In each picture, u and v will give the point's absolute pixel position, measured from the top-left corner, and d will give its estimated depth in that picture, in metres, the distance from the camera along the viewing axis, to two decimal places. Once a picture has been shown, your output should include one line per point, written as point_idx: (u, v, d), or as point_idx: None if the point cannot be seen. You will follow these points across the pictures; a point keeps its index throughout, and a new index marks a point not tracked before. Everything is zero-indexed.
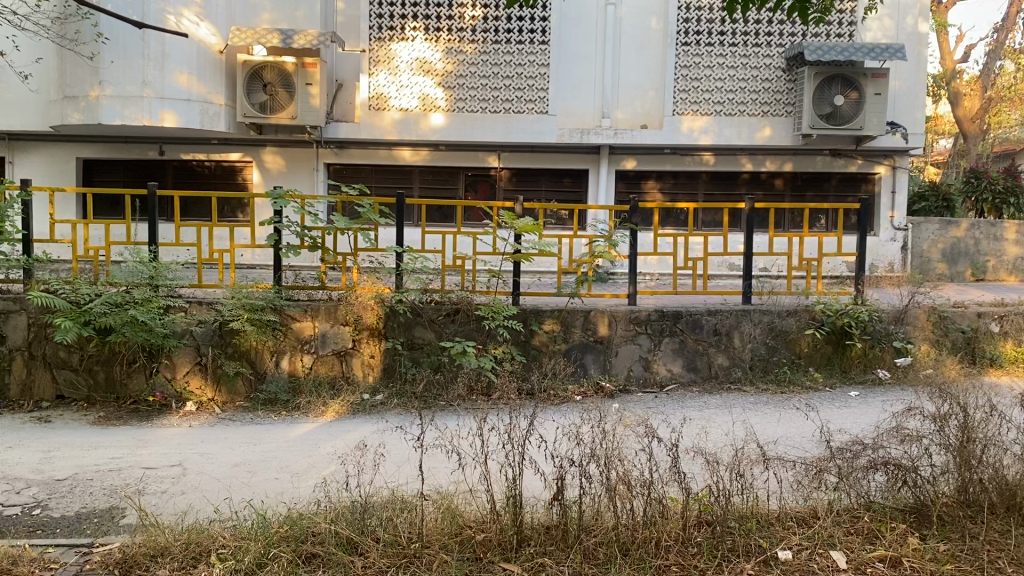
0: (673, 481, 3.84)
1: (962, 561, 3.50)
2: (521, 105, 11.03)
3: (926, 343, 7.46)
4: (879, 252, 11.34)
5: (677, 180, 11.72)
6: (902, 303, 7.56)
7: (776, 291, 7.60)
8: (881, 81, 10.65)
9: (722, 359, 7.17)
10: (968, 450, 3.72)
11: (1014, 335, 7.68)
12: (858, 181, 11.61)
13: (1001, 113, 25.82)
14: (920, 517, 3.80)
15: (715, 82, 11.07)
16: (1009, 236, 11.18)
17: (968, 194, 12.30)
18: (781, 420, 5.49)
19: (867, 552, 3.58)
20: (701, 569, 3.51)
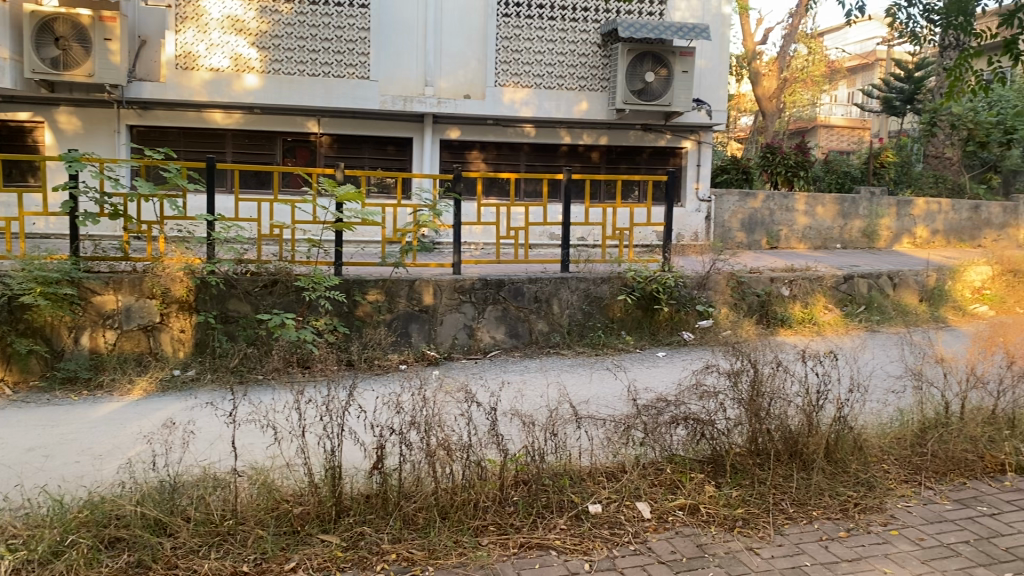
0: (491, 444, 3.93)
1: (751, 504, 3.82)
2: (341, 69, 10.76)
3: (725, 307, 8.02)
4: (685, 221, 12.04)
5: (500, 151, 11.81)
6: (704, 270, 8.08)
7: (591, 259, 7.89)
8: (687, 60, 11.27)
9: (541, 325, 7.40)
10: (757, 403, 4.06)
11: (801, 297, 8.40)
12: (667, 155, 12.21)
13: (795, 93, 28.00)
14: (716, 466, 4.11)
15: (534, 54, 11.29)
16: (799, 207, 12.11)
17: (765, 168, 13.26)
18: (592, 381, 5.75)
19: (669, 502, 3.83)
20: (517, 527, 3.63)
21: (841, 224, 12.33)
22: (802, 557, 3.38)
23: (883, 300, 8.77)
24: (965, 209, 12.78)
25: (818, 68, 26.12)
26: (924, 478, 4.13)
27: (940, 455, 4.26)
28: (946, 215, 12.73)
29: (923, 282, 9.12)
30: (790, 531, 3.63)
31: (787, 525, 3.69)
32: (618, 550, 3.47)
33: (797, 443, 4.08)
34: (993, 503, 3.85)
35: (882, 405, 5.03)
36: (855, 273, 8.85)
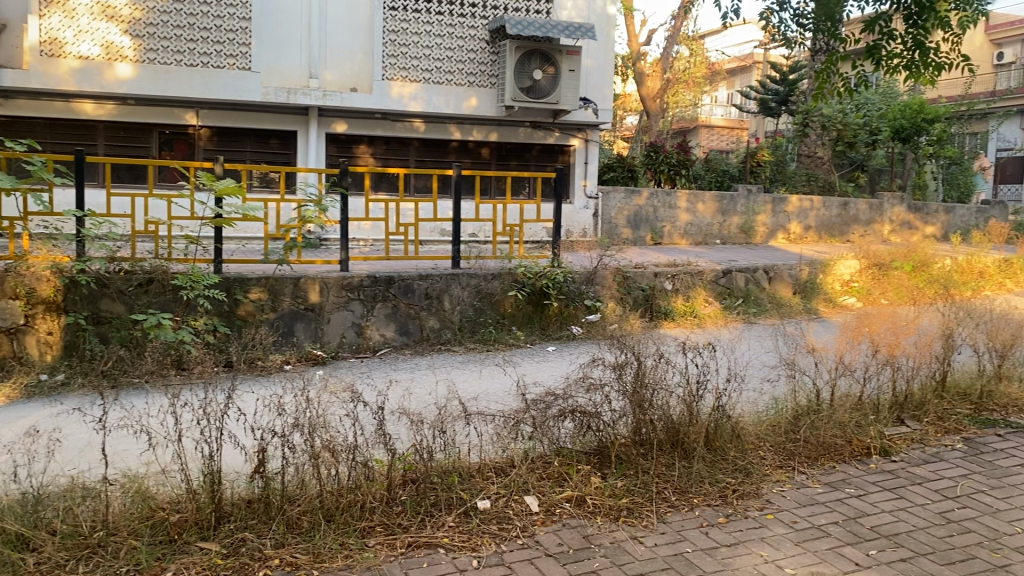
0: (378, 443, 3.87)
1: (635, 494, 3.90)
2: (221, 60, 10.43)
3: (612, 301, 8.18)
4: (573, 217, 12.14)
5: (388, 146, 11.61)
6: (591, 266, 8.21)
7: (482, 255, 7.88)
8: (575, 58, 11.41)
9: (432, 322, 7.36)
10: (641, 394, 4.16)
11: (684, 291, 8.67)
12: (556, 152, 12.33)
13: (678, 93, 28.87)
14: (602, 457, 4.17)
15: (422, 49, 11.21)
16: (681, 204, 12.42)
17: (649, 166, 13.59)
18: (481, 377, 5.75)
19: (556, 495, 3.86)
20: (405, 526, 3.59)
21: (721, 220, 12.75)
22: (683, 544, 3.47)
23: (760, 293, 9.14)
24: (834, 206, 13.45)
25: (699, 69, 27.02)
26: (797, 463, 4.31)
27: (812, 440, 4.45)
28: (818, 212, 13.36)
29: (796, 275, 9.53)
30: (672, 519, 3.72)
31: (670, 513, 3.78)
32: (506, 545, 3.48)
33: (679, 432, 4.18)
34: (860, 484, 4.05)
35: (759, 394, 5.23)
36: (733, 267, 9.17)
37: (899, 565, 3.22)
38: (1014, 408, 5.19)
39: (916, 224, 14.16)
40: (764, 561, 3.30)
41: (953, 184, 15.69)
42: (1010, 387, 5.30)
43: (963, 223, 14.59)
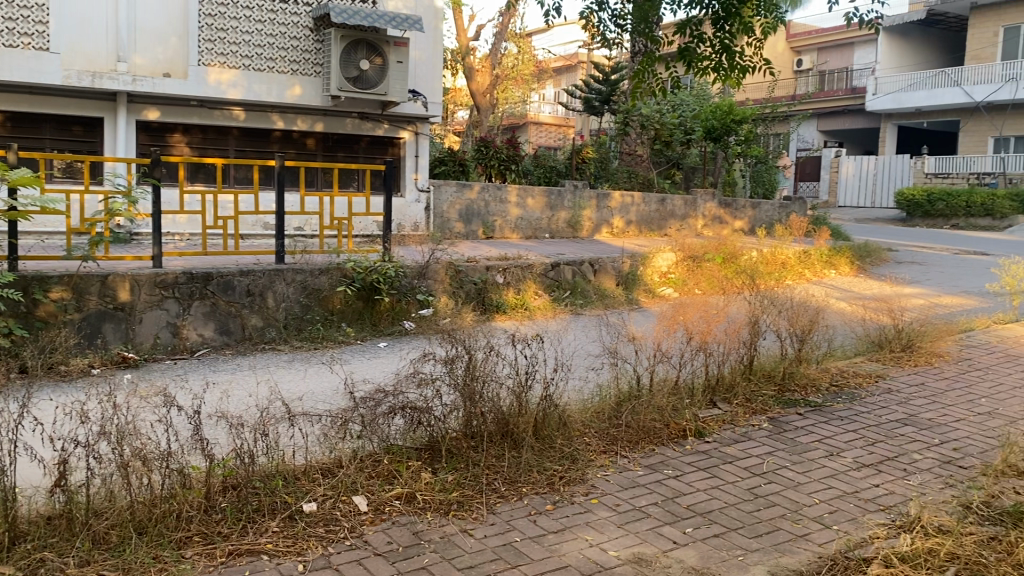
0: (196, 449, 3.68)
1: (465, 487, 3.91)
2: (14, 39, 9.59)
3: (444, 296, 8.18)
4: (404, 212, 12.06)
5: (206, 135, 11.02)
6: (423, 260, 8.18)
7: (308, 250, 7.67)
8: (402, 50, 11.40)
9: (255, 320, 7.07)
10: (471, 387, 4.18)
11: (514, 284, 8.83)
12: (385, 144, 12.21)
13: (507, 90, 29.29)
14: (432, 453, 4.15)
15: (242, 34, 10.77)
16: (512, 198, 12.45)
17: (479, 161, 13.68)
18: (306, 377, 5.58)
19: (385, 493, 3.80)
20: (225, 534, 3.41)
21: (549, 215, 12.99)
22: (512, 534, 3.51)
23: (586, 285, 9.42)
24: (653, 201, 14.08)
25: (527, 66, 27.57)
26: (620, 447, 4.46)
27: (633, 425, 4.63)
28: (639, 207, 13.92)
29: (619, 267, 9.91)
30: (501, 509, 3.75)
31: (499, 504, 3.81)
32: (334, 547, 3.39)
33: (508, 424, 4.23)
34: (678, 465, 4.25)
35: (584, 383, 5.38)
36: (561, 260, 9.41)
37: (713, 540, 3.40)
38: (812, 387, 5.56)
39: (726, 219, 15.06)
40: (589, 544, 3.39)
41: (760, 181, 16.82)
42: (809, 368, 5.71)
43: (768, 217, 15.68)
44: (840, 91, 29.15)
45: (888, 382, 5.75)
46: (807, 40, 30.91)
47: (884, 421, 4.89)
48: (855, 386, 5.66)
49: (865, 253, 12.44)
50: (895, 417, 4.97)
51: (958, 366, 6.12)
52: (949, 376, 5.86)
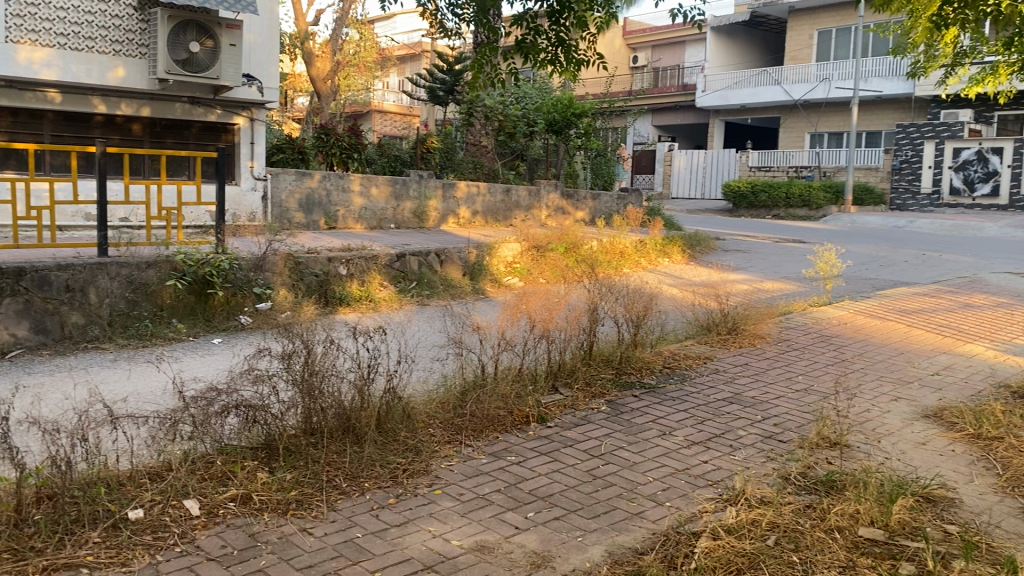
0: (4, 458, 3.39)
1: (304, 485, 3.79)
2: None
3: (283, 288, 7.93)
4: (239, 200, 11.60)
5: (16, 118, 10.08)
6: (259, 251, 7.91)
7: (135, 242, 7.25)
8: (235, 32, 10.97)
9: (75, 317, 6.59)
10: (310, 382, 4.06)
11: (358, 276, 8.67)
12: (218, 131, 11.75)
13: (349, 77, 28.65)
14: (269, 451, 4.01)
15: (56, 10, 10.04)
16: (354, 188, 12.12)
17: (319, 149, 13.33)
18: (131, 377, 5.25)
19: (219, 495, 3.63)
20: (39, 549, 3.15)
21: (394, 205, 12.74)
22: (354, 530, 3.44)
23: (432, 275, 9.35)
24: (498, 192, 14.18)
25: (370, 54, 27.07)
26: (464, 436, 4.46)
27: (478, 414, 4.64)
28: (484, 198, 13.97)
29: (465, 258, 9.92)
30: (343, 506, 3.67)
31: (340, 500, 3.72)
32: (162, 555, 3.20)
33: (349, 418, 4.15)
34: (520, 451, 4.30)
35: (428, 373, 5.36)
36: (406, 250, 9.33)
37: (553, 523, 3.47)
38: (647, 369, 5.76)
39: (568, 209, 15.39)
40: (432, 536, 3.38)
41: (599, 173, 17.24)
42: (644, 352, 5.93)
43: (607, 208, 16.17)
44: (672, 87, 30.43)
45: (716, 363, 6.06)
46: (643, 37, 32.05)
47: (713, 401, 5.16)
48: (686, 367, 5.91)
49: (696, 243, 13.07)
50: (722, 396, 5.25)
51: (778, 346, 6.52)
52: (771, 356, 6.24)
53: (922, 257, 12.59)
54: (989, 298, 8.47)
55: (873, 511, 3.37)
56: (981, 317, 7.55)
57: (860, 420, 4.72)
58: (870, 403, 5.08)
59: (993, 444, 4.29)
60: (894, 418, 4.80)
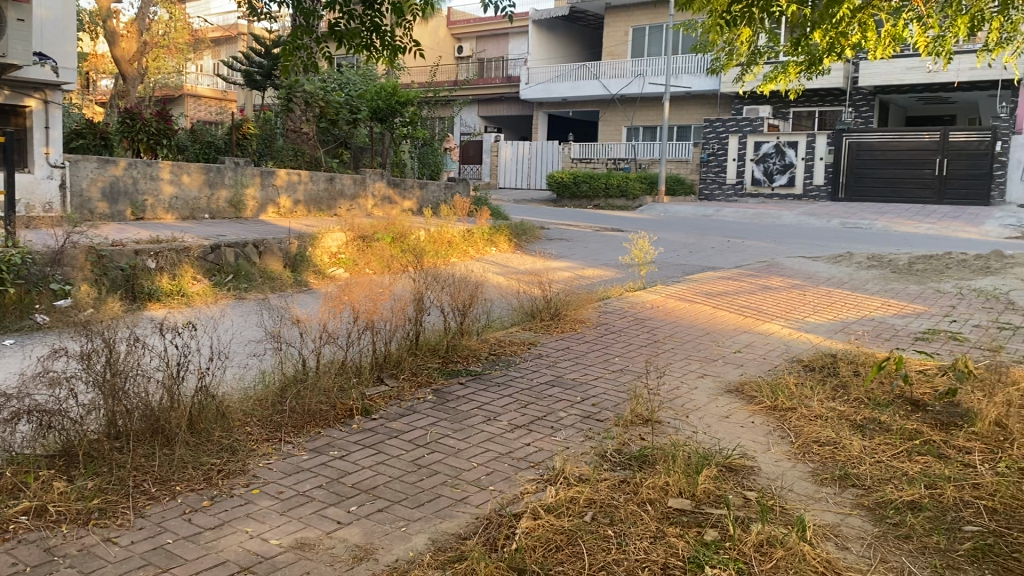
0: None
1: (108, 492, 3.55)
2: None
3: (84, 283, 7.43)
4: (33, 189, 10.61)
5: None
6: (56, 244, 7.40)
7: None
8: (23, 7, 10.06)
9: None
10: (114, 383, 3.81)
11: (168, 270, 8.22)
12: (6, 114, 10.92)
13: (159, 58, 27.00)
14: (68, 459, 3.73)
15: None
16: (163, 175, 11.45)
17: (124, 134, 12.43)
18: None
19: (9, 509, 3.33)
20: None
21: (208, 194, 12.14)
22: (163, 536, 3.26)
23: (250, 268, 9.01)
24: (321, 180, 13.84)
25: (181, 35, 25.63)
26: (284, 434, 4.33)
27: (298, 410, 4.51)
28: (305, 186, 13.59)
29: (285, 249, 9.64)
30: (151, 511, 3.47)
31: (149, 506, 3.52)
32: None
33: (158, 420, 3.93)
34: (343, 445, 4.22)
35: (244, 370, 5.16)
36: (222, 242, 8.96)
37: (376, 515, 3.43)
38: (473, 356, 5.81)
39: (395, 198, 15.26)
40: (250, 536, 3.26)
41: (426, 163, 17.33)
42: (470, 340, 5.97)
43: (434, 198, 16.19)
44: (496, 79, 30.84)
45: (539, 348, 6.20)
46: (466, 27, 32.31)
47: (535, 385, 5.28)
48: (511, 353, 6.01)
49: (521, 232, 13.30)
50: (544, 380, 5.39)
51: (597, 330, 6.77)
52: (590, 339, 6.47)
53: (727, 244, 13.45)
54: (785, 280, 9.18)
55: (681, 483, 3.58)
56: (778, 298, 8.17)
57: (671, 397, 4.99)
58: (679, 380, 5.38)
59: (787, 414, 4.66)
60: (701, 394, 5.11)
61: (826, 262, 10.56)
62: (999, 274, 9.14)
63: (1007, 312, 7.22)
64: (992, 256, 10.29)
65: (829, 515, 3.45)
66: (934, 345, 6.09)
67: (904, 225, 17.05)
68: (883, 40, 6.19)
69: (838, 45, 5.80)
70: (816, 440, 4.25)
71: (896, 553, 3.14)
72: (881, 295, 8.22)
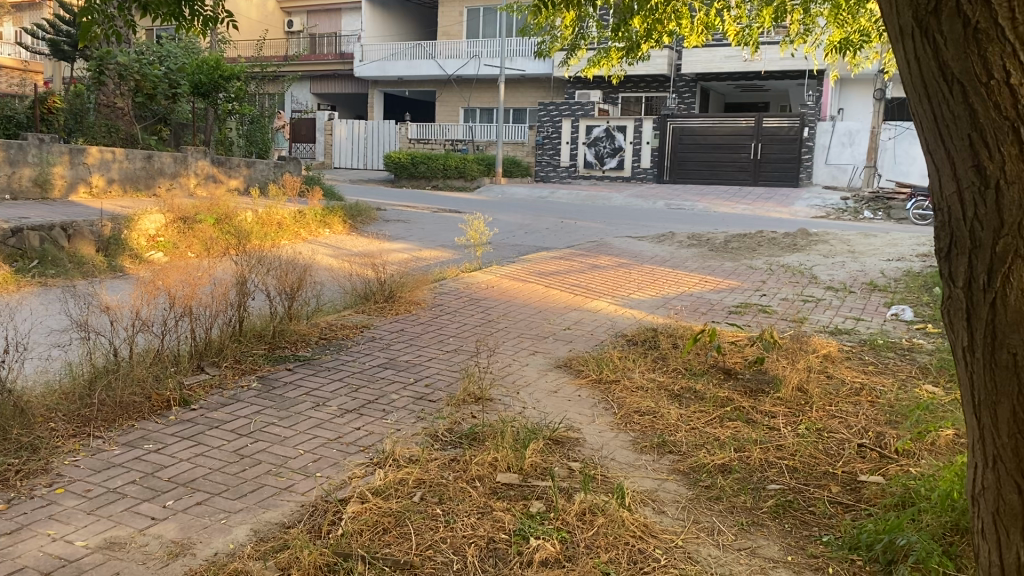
0: None
1: None
2: None
3: None
4: None
5: None
6: None
7: None
8: None
9: None
10: None
11: None
12: None
13: None
14: None
15: None
16: None
17: None
18: None
19: None
20: None
21: (9, 172, 11.14)
22: None
23: (58, 252, 8.38)
24: (138, 158, 13.03)
25: None
26: (93, 428, 4.06)
27: (108, 403, 4.25)
28: (121, 164, 12.76)
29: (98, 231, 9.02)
30: None
31: None
32: None
33: None
34: (158, 438, 4.01)
35: (47, 362, 4.80)
36: (24, 225, 8.32)
37: (194, 509, 3.29)
38: (302, 341, 5.66)
39: (220, 177, 14.61)
40: (52, 540, 3.04)
41: (253, 141, 16.69)
42: (298, 325, 5.81)
43: (262, 177, 15.66)
44: (328, 55, 30.13)
45: (372, 330, 6.11)
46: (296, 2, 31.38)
47: (368, 367, 5.22)
48: (343, 337, 5.89)
49: (356, 213, 13.08)
50: (376, 362, 5.33)
51: (432, 311, 6.76)
52: (424, 321, 6.46)
53: (560, 224, 13.78)
54: (612, 259, 9.52)
55: (509, 457, 3.64)
56: (606, 276, 8.45)
57: (502, 375, 5.07)
58: (511, 358, 5.48)
59: (611, 386, 4.84)
60: (532, 370, 5.23)
61: (651, 241, 11.02)
62: (805, 251, 9.86)
63: (811, 285, 7.81)
64: (798, 233, 11.09)
65: (647, 481, 3.62)
66: (746, 318, 6.50)
67: (723, 206, 18.04)
68: (697, 27, 6.49)
69: (655, 31, 6.04)
70: (637, 411, 4.44)
71: (708, 514, 3.32)
72: (700, 272, 8.68)
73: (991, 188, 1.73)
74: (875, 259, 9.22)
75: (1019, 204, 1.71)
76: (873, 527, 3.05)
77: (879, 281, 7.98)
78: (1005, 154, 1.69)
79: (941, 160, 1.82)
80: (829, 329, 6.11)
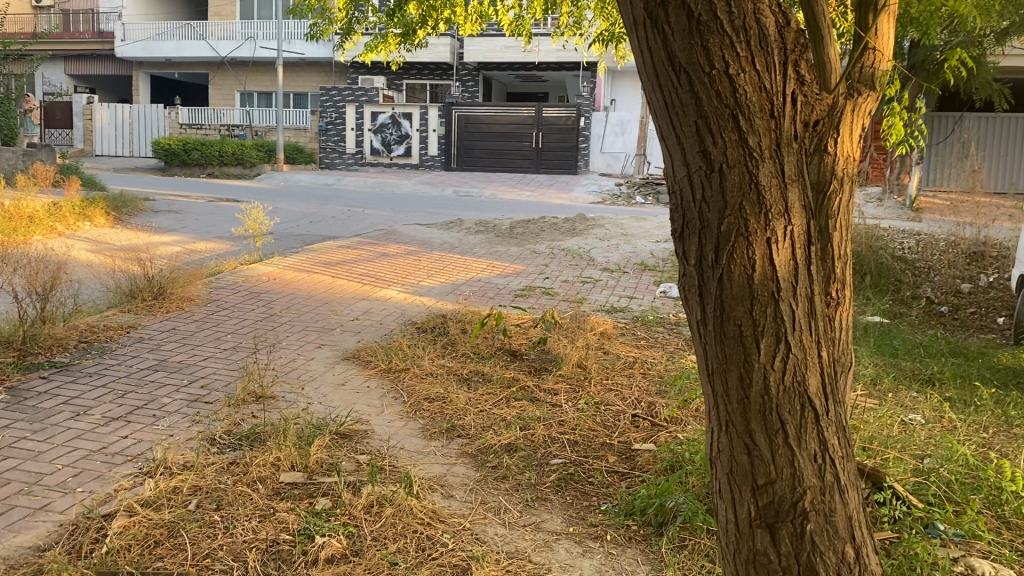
0: None
1: None
2: None
3: None
4: None
5: None
6: None
7: None
8: None
9: None
10: None
11: None
12: None
13: None
14: None
15: None
16: None
17: None
18: None
19: None
20: None
21: None
22: None
23: None
24: None
25: None
26: None
27: None
28: None
29: None
30: None
31: None
32: None
33: None
34: None
35: None
36: None
37: None
38: (58, 346, 5.17)
39: None
40: None
41: None
42: (54, 328, 5.31)
43: (8, 166, 14.09)
44: (84, 33, 27.81)
45: (140, 331, 5.70)
46: None
47: (135, 371, 4.87)
48: (106, 339, 5.45)
49: (121, 204, 12.16)
50: (145, 365, 4.98)
51: (207, 307, 6.41)
52: (198, 318, 6.11)
53: (346, 213, 13.55)
54: (400, 246, 9.48)
55: (293, 456, 3.52)
56: (395, 264, 8.38)
57: (286, 370, 4.91)
58: (295, 352, 5.31)
59: (400, 375, 4.82)
60: (318, 364, 5.10)
61: (438, 228, 11.07)
62: (583, 235, 10.30)
63: (589, 268, 8.17)
64: (577, 218, 11.56)
65: (437, 467, 3.63)
66: (529, 301, 6.69)
67: (509, 193, 18.49)
68: (471, 16, 6.59)
69: (431, 18, 6.08)
70: (426, 398, 4.45)
71: (494, 494, 3.39)
72: (486, 257, 8.84)
73: (715, 172, 1.86)
74: (646, 241, 9.79)
75: (739, 186, 1.86)
76: (645, 492, 3.23)
77: (650, 262, 8.50)
78: (726, 140, 1.83)
79: (672, 147, 1.93)
80: (605, 308, 6.42)
